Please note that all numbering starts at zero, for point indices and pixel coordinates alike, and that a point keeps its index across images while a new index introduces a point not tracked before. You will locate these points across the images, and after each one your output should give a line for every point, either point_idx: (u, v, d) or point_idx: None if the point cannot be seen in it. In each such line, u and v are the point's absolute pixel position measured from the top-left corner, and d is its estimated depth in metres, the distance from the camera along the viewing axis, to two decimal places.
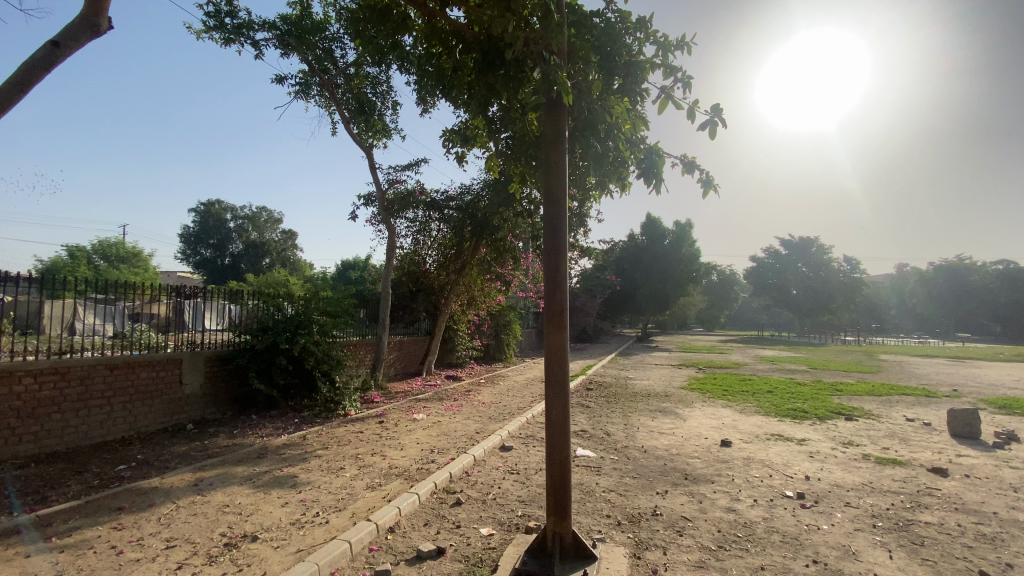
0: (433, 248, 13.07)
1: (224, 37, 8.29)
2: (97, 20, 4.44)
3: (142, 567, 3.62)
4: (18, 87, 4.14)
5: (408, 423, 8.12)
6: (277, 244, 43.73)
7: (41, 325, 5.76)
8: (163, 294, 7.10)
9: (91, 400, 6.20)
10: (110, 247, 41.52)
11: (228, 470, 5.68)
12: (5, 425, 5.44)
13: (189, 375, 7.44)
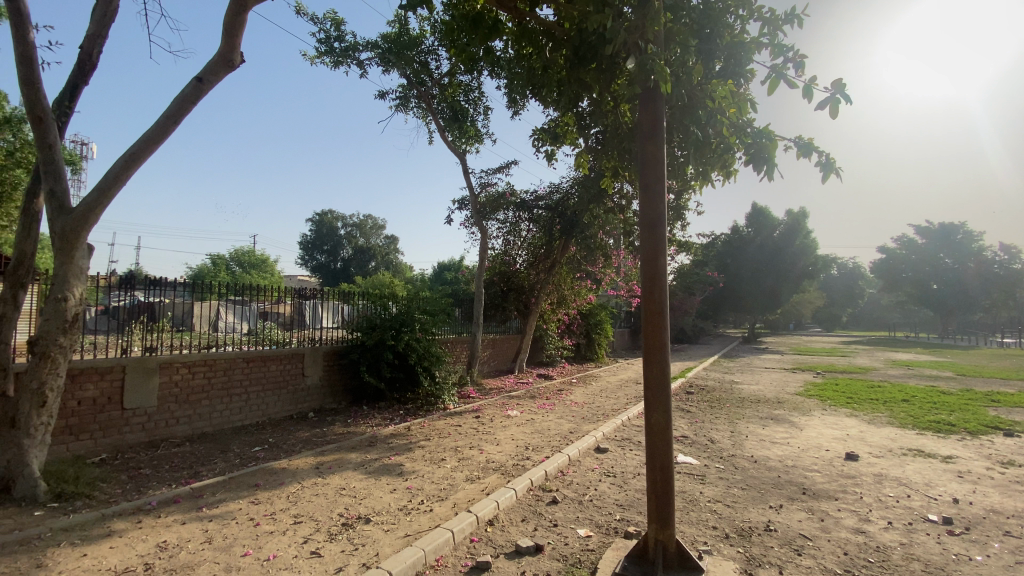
0: (523, 248, 13.18)
1: (334, 60, 9.05)
2: (232, 56, 5.06)
3: (275, 538, 4.07)
4: (171, 120, 4.82)
5: (503, 420, 8.28)
6: (381, 248, 47.03)
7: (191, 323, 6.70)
8: (288, 296, 7.91)
9: (232, 389, 7.09)
10: (245, 255, 47.49)
11: (344, 456, 6.20)
12: (168, 409, 6.38)
13: (310, 368, 8.26)
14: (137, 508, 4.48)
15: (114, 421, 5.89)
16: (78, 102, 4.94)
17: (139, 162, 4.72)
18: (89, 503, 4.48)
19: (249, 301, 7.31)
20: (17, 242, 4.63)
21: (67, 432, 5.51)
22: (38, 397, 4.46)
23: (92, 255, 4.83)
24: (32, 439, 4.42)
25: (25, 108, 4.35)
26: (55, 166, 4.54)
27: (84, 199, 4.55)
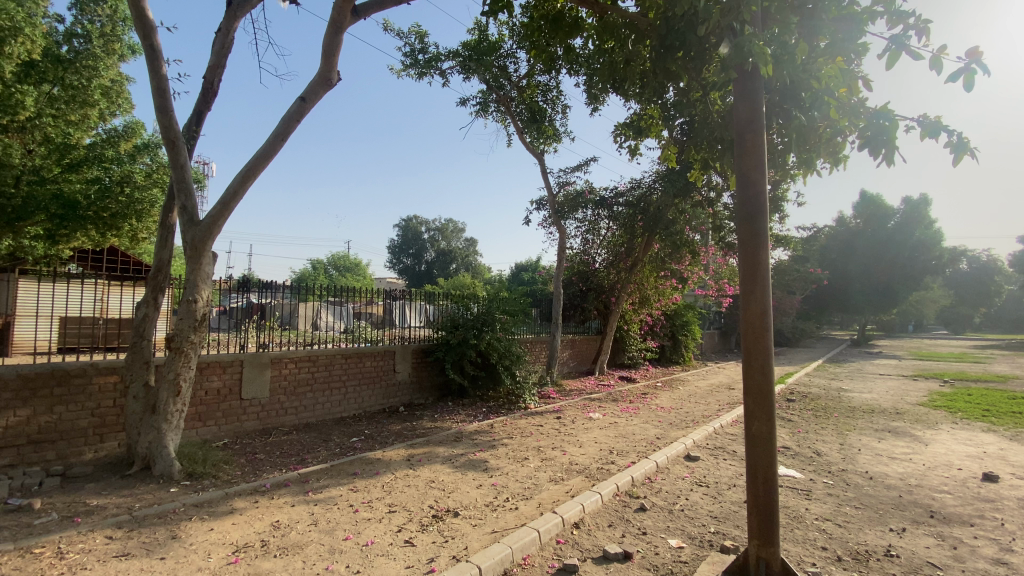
0: (602, 248, 13.02)
1: (418, 71, 9.46)
2: (330, 75, 5.45)
3: (372, 525, 4.32)
4: (279, 137, 5.29)
5: (585, 422, 8.17)
6: (462, 251, 48.45)
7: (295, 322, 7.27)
8: (378, 297, 8.31)
9: (332, 382, 7.66)
10: (339, 260, 51.23)
11: (432, 450, 6.44)
12: (277, 400, 6.98)
13: (401, 364, 8.70)
14: (254, 489, 4.96)
15: (233, 410, 6.51)
16: (202, 127, 5.57)
17: (253, 177, 5.21)
18: (215, 482, 5.03)
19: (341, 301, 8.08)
20: (157, 252, 5.31)
21: (196, 418, 6.17)
22: (174, 387, 5.09)
23: (216, 262, 5.42)
24: (169, 424, 5.06)
25: (162, 134, 4.96)
26: (186, 185, 5.15)
27: (209, 212, 5.12)
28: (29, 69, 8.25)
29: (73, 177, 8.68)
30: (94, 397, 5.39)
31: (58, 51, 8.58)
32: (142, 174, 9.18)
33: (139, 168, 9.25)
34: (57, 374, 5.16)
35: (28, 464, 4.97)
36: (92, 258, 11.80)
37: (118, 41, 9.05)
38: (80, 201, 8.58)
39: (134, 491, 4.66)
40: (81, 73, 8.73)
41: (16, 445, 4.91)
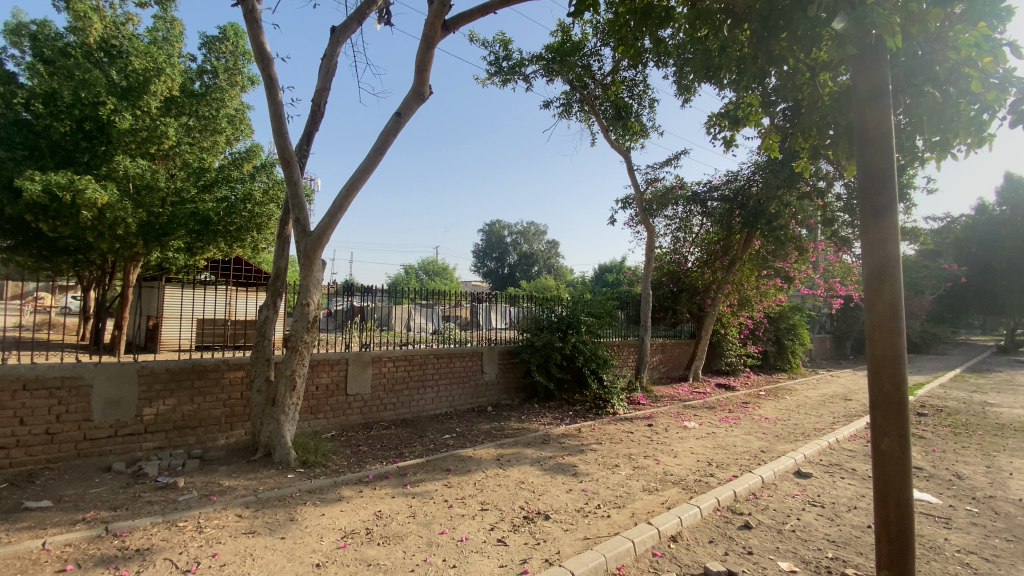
0: (695, 245, 12.35)
1: (502, 78, 9.65)
2: (422, 89, 5.72)
3: (466, 521, 4.44)
4: (378, 151, 5.64)
5: (680, 430, 7.79)
6: (544, 253, 48.60)
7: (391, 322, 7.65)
8: (464, 299, 8.64)
9: (427, 381, 8.02)
10: (428, 265, 53.72)
11: (521, 451, 6.50)
12: (378, 396, 7.44)
13: (488, 365, 8.90)
14: (359, 479, 5.31)
15: (339, 404, 7.03)
16: (312, 146, 6.09)
17: (356, 190, 5.61)
18: (325, 471, 5.46)
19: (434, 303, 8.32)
20: (276, 261, 5.88)
21: (308, 411, 6.75)
22: (290, 383, 5.60)
23: (325, 269, 5.89)
24: (286, 415, 5.59)
25: (279, 155, 5.50)
26: (299, 200, 5.66)
27: (319, 224, 5.59)
28: (170, 104, 9.50)
29: (206, 195, 9.81)
30: (225, 390, 6.09)
31: (193, 86, 9.83)
32: (261, 191, 10.24)
33: (258, 185, 10.31)
34: (196, 368, 5.89)
35: (175, 446, 5.73)
36: (224, 267, 13.39)
37: (239, 74, 10.20)
38: (213, 217, 9.72)
39: (258, 475, 5.19)
40: (211, 104, 9.92)
41: (166, 429, 5.68)
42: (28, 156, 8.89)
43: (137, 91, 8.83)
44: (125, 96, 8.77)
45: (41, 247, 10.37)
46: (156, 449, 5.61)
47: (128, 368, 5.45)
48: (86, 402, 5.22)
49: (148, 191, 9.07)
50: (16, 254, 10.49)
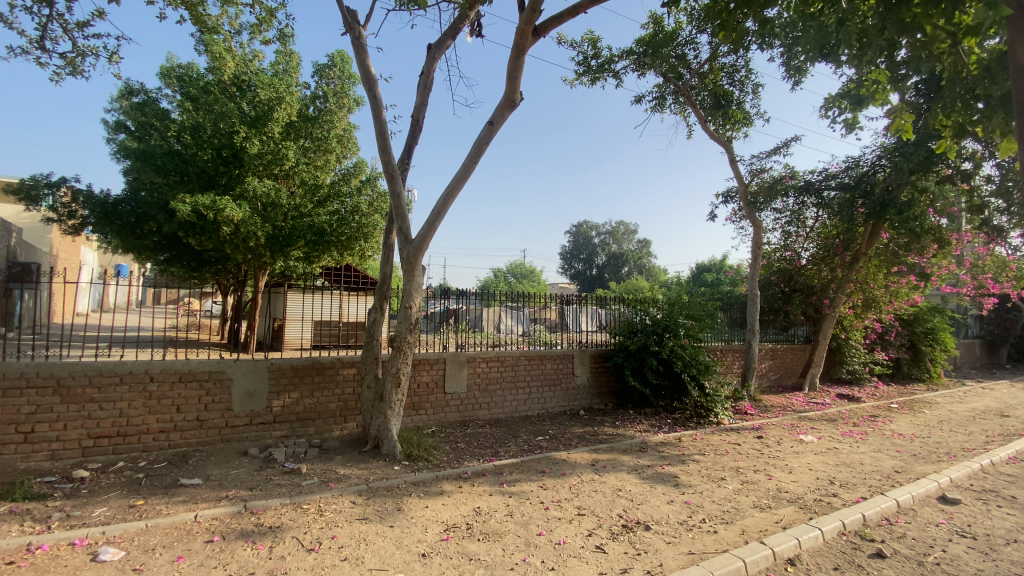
0: (811, 240, 11.26)
1: (591, 77, 9.55)
2: (513, 96, 5.82)
3: (564, 525, 4.43)
4: (472, 160, 5.83)
5: (794, 444, 7.15)
6: (636, 253, 47.27)
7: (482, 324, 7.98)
8: (551, 301, 8.64)
9: (519, 382, 8.14)
10: (518, 268, 54.58)
11: (617, 457, 6.36)
12: (473, 395, 7.68)
13: (579, 368, 8.83)
14: (459, 475, 5.51)
15: (438, 402, 7.36)
16: (411, 158, 6.46)
17: (452, 198, 5.82)
18: (427, 465, 5.74)
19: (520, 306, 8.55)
20: (381, 267, 6.31)
21: (410, 407, 7.15)
22: (395, 380, 5.97)
23: (425, 274, 6.20)
24: (392, 410, 5.96)
25: (383, 169, 5.89)
26: (401, 210, 6.01)
27: (419, 231, 5.89)
28: (290, 129, 10.54)
29: (321, 210, 10.94)
30: (339, 385, 6.65)
31: (308, 111, 10.86)
32: (367, 203, 11.21)
33: (364, 198, 11.32)
34: (315, 365, 6.51)
35: (298, 435, 6.36)
36: (335, 273, 14.64)
37: (346, 96, 11.09)
38: (326, 228, 10.73)
39: (368, 465, 5.60)
40: (322, 126, 10.89)
41: (290, 420, 6.33)
42: (179, 181, 10.22)
43: (264, 118, 9.95)
44: (254, 123, 9.90)
45: (190, 259, 12.08)
46: (283, 436, 6.27)
47: (260, 364, 6.15)
48: (227, 393, 5.97)
49: (273, 208, 10.27)
50: (171, 266, 12.28)
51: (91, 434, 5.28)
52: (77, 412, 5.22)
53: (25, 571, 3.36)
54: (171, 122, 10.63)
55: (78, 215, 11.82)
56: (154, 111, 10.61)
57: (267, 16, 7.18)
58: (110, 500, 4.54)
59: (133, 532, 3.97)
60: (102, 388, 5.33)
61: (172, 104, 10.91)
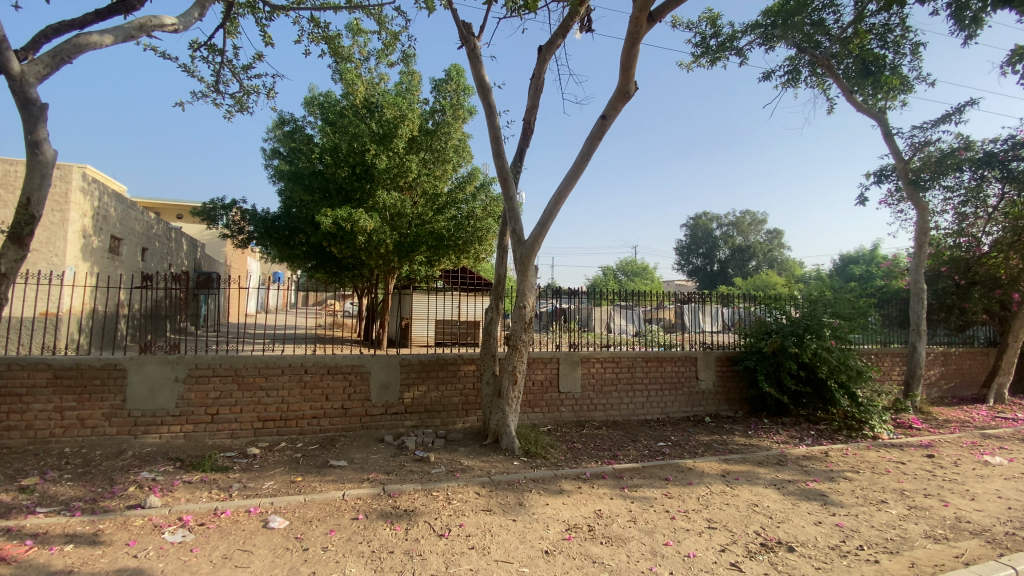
0: (996, 223, 9.28)
1: (710, 58, 8.89)
2: (627, 87, 5.63)
3: (693, 537, 4.17)
4: (584, 156, 5.67)
5: (978, 466, 5.97)
6: (763, 246, 43.50)
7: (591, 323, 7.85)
8: (666, 300, 8.15)
9: (637, 384, 7.85)
10: (631, 265, 53.00)
11: (751, 469, 5.84)
12: (589, 396, 7.57)
13: (704, 372, 8.27)
14: (578, 475, 5.47)
15: (553, 401, 7.38)
16: (524, 161, 6.52)
17: (564, 197, 5.76)
18: (546, 463, 5.79)
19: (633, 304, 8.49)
20: (497, 269, 6.49)
21: (526, 405, 7.26)
22: (512, 377, 6.10)
23: (538, 274, 6.24)
24: (510, 407, 6.10)
25: (497, 174, 6.04)
26: (515, 212, 6.10)
27: (532, 232, 5.93)
28: (413, 143, 11.32)
29: (440, 216, 11.65)
30: (461, 380, 6.99)
31: (427, 125, 11.53)
32: (482, 208, 11.76)
33: (479, 203, 11.92)
34: (439, 361, 6.91)
35: (426, 426, 6.81)
36: (453, 275, 15.46)
37: (461, 107, 11.50)
38: (445, 233, 11.39)
39: (490, 459, 5.80)
40: (440, 137, 11.50)
41: (419, 411, 6.80)
42: (322, 198, 11.66)
43: (390, 135, 10.82)
44: (382, 141, 10.83)
45: (332, 266, 13.58)
46: (413, 426, 6.75)
47: (392, 359, 6.71)
48: (366, 384, 6.59)
49: (399, 218, 11.14)
50: (317, 273, 13.91)
51: (261, 417, 6.17)
52: (250, 397, 6.14)
53: (216, 531, 4.02)
54: (314, 146, 12.03)
55: (246, 231, 13.92)
56: (301, 137, 12.10)
57: (391, 40, 7.80)
58: (276, 475, 5.26)
59: (295, 504, 4.55)
60: (268, 377, 6.20)
61: (315, 129, 12.36)
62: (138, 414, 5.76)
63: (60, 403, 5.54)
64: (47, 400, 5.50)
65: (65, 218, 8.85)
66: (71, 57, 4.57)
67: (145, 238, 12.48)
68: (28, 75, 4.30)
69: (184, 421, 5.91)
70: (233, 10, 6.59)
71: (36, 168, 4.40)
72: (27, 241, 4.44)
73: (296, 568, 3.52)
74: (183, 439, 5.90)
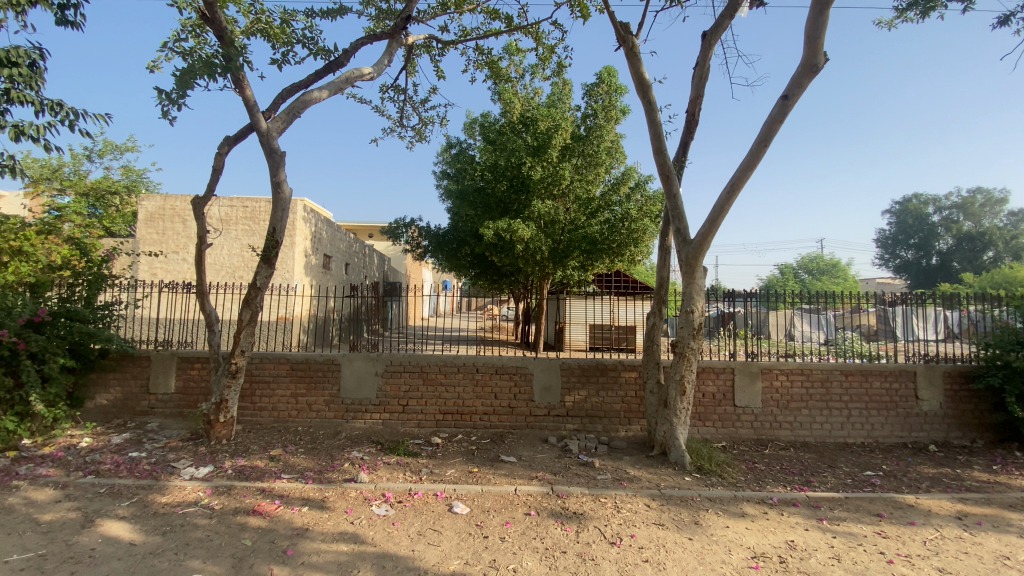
0: None
1: (920, 10, 7.33)
2: (815, 60, 4.93)
3: None
4: (761, 143, 5.11)
5: None
6: (1006, 231, 34.30)
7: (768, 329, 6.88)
8: (866, 302, 6.88)
9: (832, 402, 6.78)
10: (813, 262, 46.40)
11: (1002, 514, 4.60)
12: (771, 412, 6.75)
13: (925, 391, 6.79)
14: (762, 499, 4.91)
15: (728, 415, 6.74)
16: (688, 155, 6.12)
17: (737, 191, 5.25)
18: (723, 482, 5.32)
19: (823, 309, 7.66)
20: (659, 271, 6.20)
21: (697, 417, 6.75)
22: (680, 387, 5.75)
23: (706, 275, 5.80)
24: (679, 418, 5.76)
25: (659, 171, 5.63)
26: (679, 211, 5.72)
27: (700, 229, 5.51)
28: (565, 150, 11.45)
29: (593, 220, 11.66)
30: (623, 387, 6.84)
31: (579, 131, 11.57)
32: (637, 208, 11.45)
33: (634, 204, 11.70)
34: (599, 366, 6.87)
35: (588, 430, 6.81)
36: (607, 279, 15.29)
37: (614, 108, 11.35)
38: (599, 237, 11.37)
39: (659, 471, 5.54)
40: (593, 142, 11.44)
41: (581, 415, 6.83)
42: (483, 211, 12.53)
43: (544, 146, 11.14)
44: (537, 152, 11.22)
45: (492, 274, 14.49)
46: (576, 430, 6.81)
47: (554, 362, 6.86)
48: (530, 386, 6.86)
49: (553, 225, 11.42)
50: (479, 279, 14.94)
51: (441, 410, 6.85)
52: (431, 392, 6.86)
53: (411, 509, 4.56)
54: (475, 164, 12.98)
55: (422, 245, 15.67)
56: (464, 157, 13.13)
57: (547, 53, 8.07)
58: (456, 464, 5.77)
59: (474, 493, 4.93)
60: (446, 374, 6.87)
61: (475, 149, 13.34)
62: (348, 402, 6.85)
63: (294, 390, 6.86)
64: (286, 386, 6.87)
65: (293, 242, 11.00)
66: (300, 112, 5.66)
67: (347, 254, 14.87)
68: (272, 130, 5.45)
69: (382, 410, 6.86)
70: (413, 51, 7.48)
71: (279, 203, 5.55)
72: (273, 261, 5.61)
73: (478, 553, 3.80)
74: (381, 426, 6.83)
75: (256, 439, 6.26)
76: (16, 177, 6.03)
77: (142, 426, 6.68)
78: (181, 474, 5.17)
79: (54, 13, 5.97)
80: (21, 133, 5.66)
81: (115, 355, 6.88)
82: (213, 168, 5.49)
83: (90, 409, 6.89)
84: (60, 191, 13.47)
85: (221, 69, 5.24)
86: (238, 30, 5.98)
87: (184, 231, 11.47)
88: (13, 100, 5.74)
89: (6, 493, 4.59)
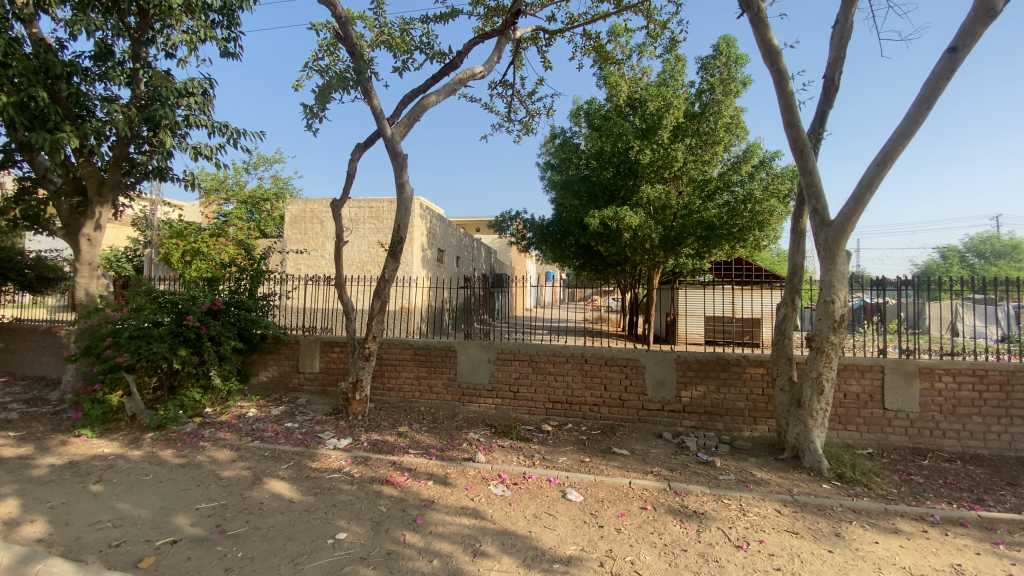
0: None
1: None
2: (993, 2, 4.10)
3: None
4: (923, 105, 4.38)
5: None
6: None
7: (923, 323, 5.73)
8: None
9: (1013, 409, 5.68)
10: (985, 242, 39.08)
11: None
12: (932, 417, 5.84)
13: None
14: (921, 515, 4.28)
15: (875, 419, 5.96)
16: (826, 125, 5.45)
17: (891, 163, 4.57)
18: (869, 493, 4.73)
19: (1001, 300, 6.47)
20: (792, 258, 5.64)
21: (837, 421, 6.05)
22: (817, 385, 5.20)
23: (850, 260, 5.14)
24: (815, 420, 5.22)
25: (791, 145, 5.09)
26: (815, 188, 5.13)
27: (842, 209, 4.90)
28: (677, 130, 10.76)
29: (709, 204, 10.87)
30: (747, 384, 6.36)
31: (694, 108, 10.85)
32: (761, 188, 10.53)
33: (757, 183, 10.77)
34: (721, 361, 6.45)
35: (707, 428, 6.46)
36: (726, 267, 14.28)
37: (732, 81, 10.60)
38: (716, 222, 10.57)
39: (790, 476, 5.08)
40: (709, 119, 10.63)
41: (699, 412, 6.49)
42: (589, 200, 12.35)
43: (654, 128, 10.53)
44: (645, 135, 10.69)
45: (597, 264, 14.31)
46: (693, 427, 6.50)
47: (668, 355, 6.60)
48: (642, 378, 6.67)
49: (664, 211, 10.73)
50: (584, 270, 14.84)
51: (551, 398, 6.95)
52: (541, 380, 7.00)
53: (527, 492, 4.71)
54: (581, 153, 12.77)
55: (527, 237, 15.93)
56: (568, 147, 13.03)
57: (658, 30, 7.68)
58: (568, 452, 5.82)
59: (588, 482, 4.94)
60: (556, 364, 6.94)
61: (581, 137, 13.14)
62: (464, 386, 7.24)
63: (417, 373, 7.42)
64: (409, 369, 7.45)
65: (412, 238, 11.82)
66: (420, 116, 6.04)
67: (458, 248, 15.59)
68: (395, 135, 5.88)
69: (495, 396, 7.14)
70: (520, 44, 7.56)
71: (403, 202, 5.99)
72: (399, 255, 6.08)
73: (594, 542, 3.82)
74: (494, 410, 7.13)
75: (386, 416, 6.89)
76: (196, 189, 7.30)
77: (294, 401, 7.72)
78: (327, 444, 5.88)
79: (220, 47, 7.06)
80: (199, 154, 6.84)
81: (272, 340, 7.97)
82: (347, 173, 6.09)
83: (255, 384, 8.08)
84: (225, 201, 15.88)
85: (353, 82, 5.79)
86: (365, 43, 6.53)
87: (322, 231, 12.92)
88: (192, 124, 6.90)
89: (197, 452, 5.59)
